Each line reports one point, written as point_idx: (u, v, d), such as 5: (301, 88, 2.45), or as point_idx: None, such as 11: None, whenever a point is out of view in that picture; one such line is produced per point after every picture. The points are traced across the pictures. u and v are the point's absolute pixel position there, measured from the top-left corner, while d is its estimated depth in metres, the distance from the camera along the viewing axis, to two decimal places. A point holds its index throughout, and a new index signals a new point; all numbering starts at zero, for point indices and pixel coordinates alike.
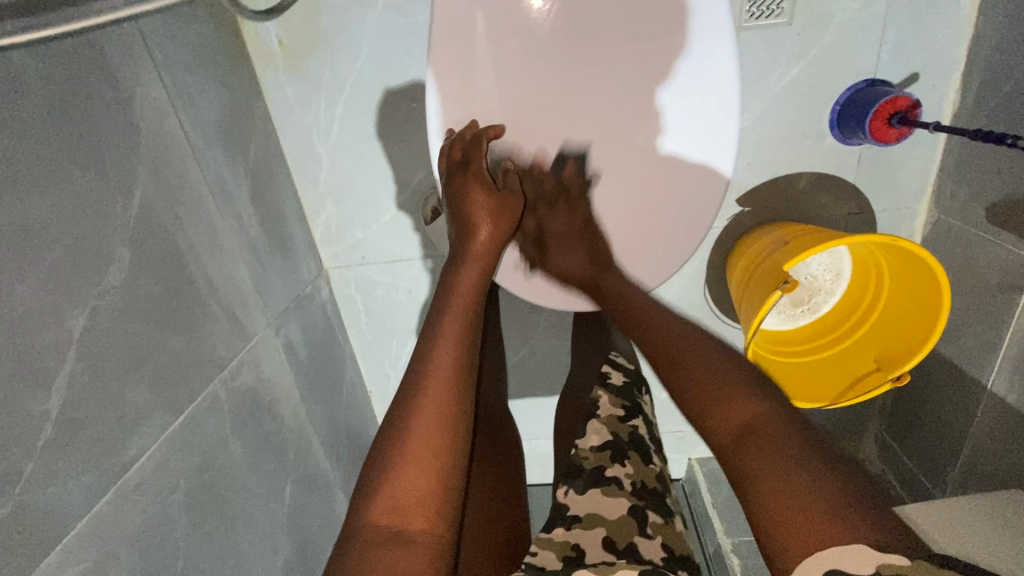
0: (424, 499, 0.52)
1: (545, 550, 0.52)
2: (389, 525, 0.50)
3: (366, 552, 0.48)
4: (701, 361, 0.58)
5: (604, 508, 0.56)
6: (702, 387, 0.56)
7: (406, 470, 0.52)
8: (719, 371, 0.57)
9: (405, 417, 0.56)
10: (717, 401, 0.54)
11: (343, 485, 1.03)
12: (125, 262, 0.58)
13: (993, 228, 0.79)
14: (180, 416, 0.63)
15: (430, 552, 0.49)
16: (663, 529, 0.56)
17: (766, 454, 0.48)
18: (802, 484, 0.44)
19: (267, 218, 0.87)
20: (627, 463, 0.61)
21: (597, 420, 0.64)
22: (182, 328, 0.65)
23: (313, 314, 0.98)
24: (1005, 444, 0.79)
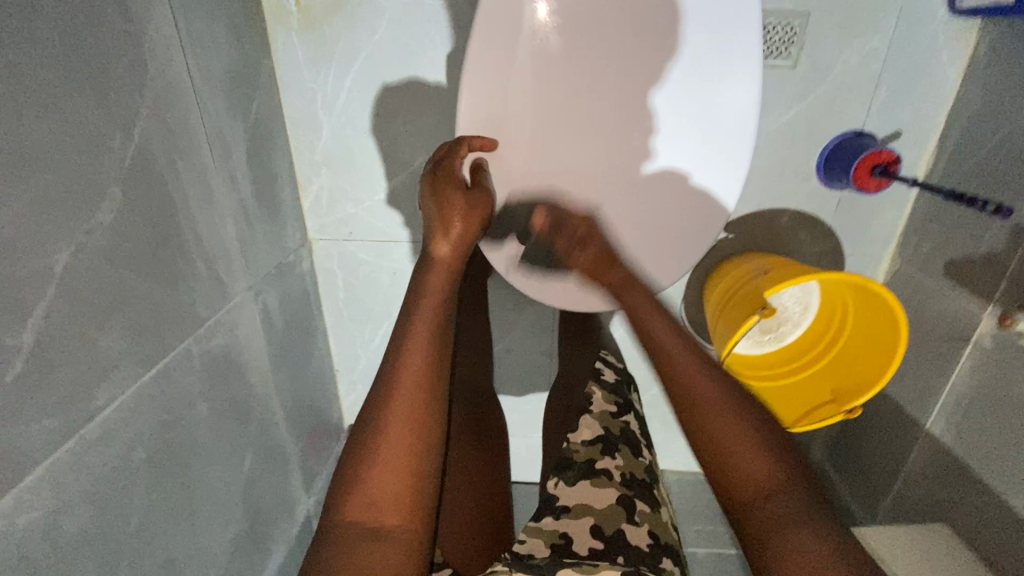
0: (398, 497, 0.51)
1: (534, 539, 0.53)
2: (365, 522, 0.50)
3: (343, 548, 0.49)
4: (719, 408, 0.57)
5: (593, 499, 0.57)
6: (718, 438, 0.55)
7: (380, 468, 0.52)
8: (734, 417, 0.56)
9: (378, 414, 0.54)
10: (737, 454, 0.54)
11: (300, 460, 1.01)
12: (116, 202, 0.55)
13: (949, 282, 0.86)
14: (152, 369, 0.61)
15: (404, 549, 0.49)
16: (651, 518, 0.57)
17: (789, 527, 0.49)
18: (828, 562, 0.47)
19: (261, 179, 0.84)
20: (617, 455, 0.62)
21: (589, 415, 0.66)
22: (164, 279, 0.63)
23: (292, 283, 0.96)
24: (937, 481, 0.86)
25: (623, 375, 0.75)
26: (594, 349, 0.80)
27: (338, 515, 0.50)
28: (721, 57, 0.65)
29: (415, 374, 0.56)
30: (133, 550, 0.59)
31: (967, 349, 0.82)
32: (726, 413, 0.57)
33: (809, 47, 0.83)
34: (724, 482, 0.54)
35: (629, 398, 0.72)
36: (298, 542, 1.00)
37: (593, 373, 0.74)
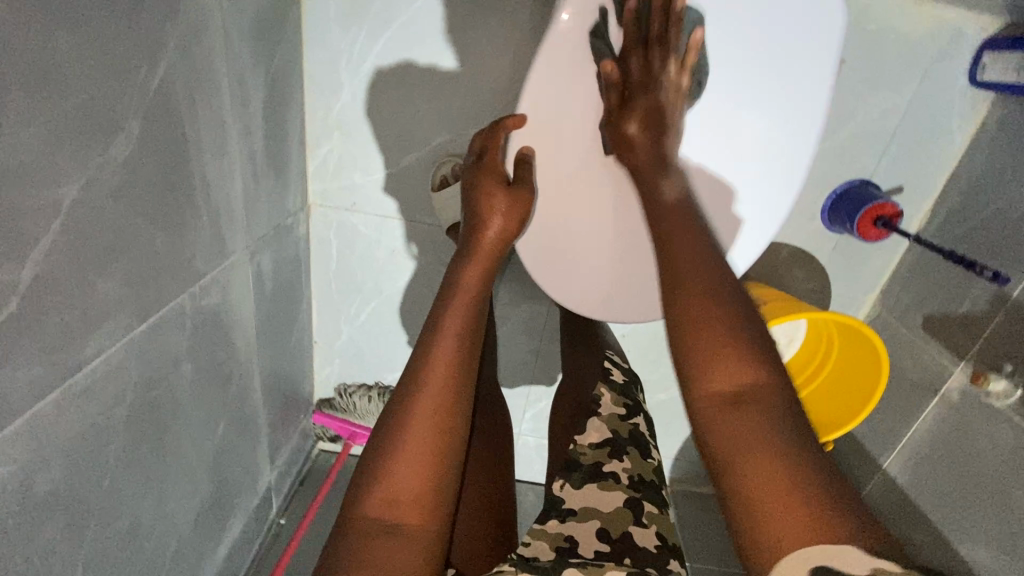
0: (415, 497, 0.56)
1: (539, 540, 0.53)
2: (384, 518, 0.55)
3: (363, 541, 0.54)
4: (714, 302, 0.49)
5: (600, 502, 0.58)
6: (702, 333, 0.48)
7: (399, 472, 0.57)
8: (725, 318, 0.48)
9: (402, 420, 0.59)
10: (713, 359, 0.47)
11: (269, 431, 0.97)
12: (133, 138, 0.51)
13: (924, 335, 0.91)
14: (144, 322, 0.57)
15: (419, 545, 0.55)
16: (658, 519, 0.59)
17: (758, 442, 0.43)
18: (794, 488, 0.41)
19: (274, 134, 0.80)
20: (624, 459, 0.63)
21: (596, 419, 0.66)
22: (169, 227, 0.58)
23: (287, 247, 0.91)
24: (886, 518, 0.92)
25: (631, 375, 0.75)
26: (599, 353, 0.79)
27: (358, 510, 0.56)
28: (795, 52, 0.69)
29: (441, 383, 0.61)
30: (101, 513, 0.55)
31: (933, 400, 0.87)
32: (718, 309, 0.49)
33: (836, 93, 0.85)
34: (694, 380, 0.47)
35: (636, 399, 0.72)
36: (256, 515, 0.96)
37: (603, 373, 0.74)
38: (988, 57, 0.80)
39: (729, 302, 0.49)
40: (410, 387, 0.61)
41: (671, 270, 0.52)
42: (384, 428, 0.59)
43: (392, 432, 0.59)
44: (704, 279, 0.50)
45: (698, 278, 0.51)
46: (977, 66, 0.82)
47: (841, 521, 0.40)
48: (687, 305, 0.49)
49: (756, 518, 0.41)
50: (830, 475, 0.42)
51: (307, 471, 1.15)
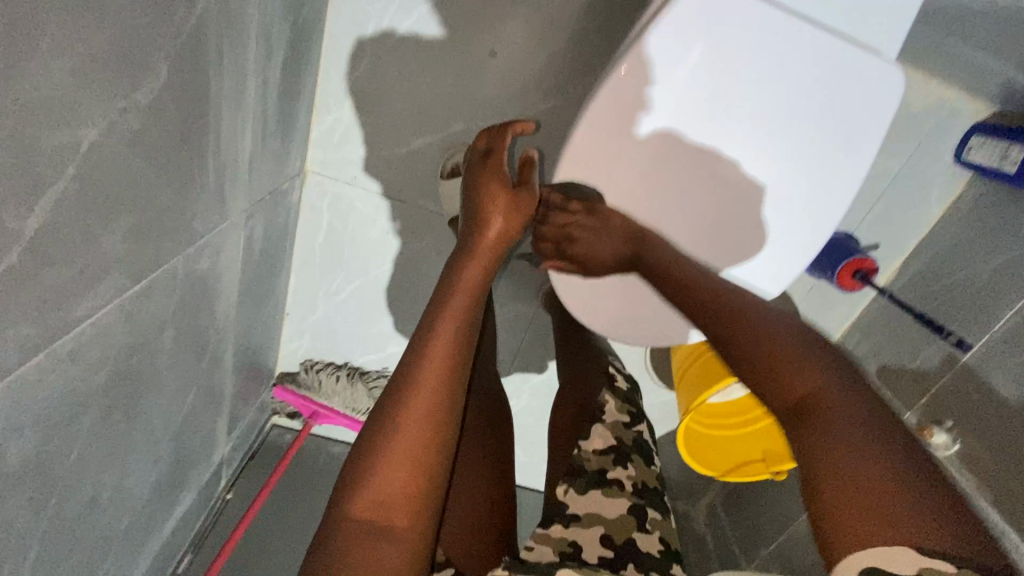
0: (402, 499, 0.56)
1: (542, 545, 0.59)
2: (372, 522, 0.55)
3: (349, 545, 0.53)
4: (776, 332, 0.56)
5: (605, 508, 0.63)
6: (767, 362, 0.54)
7: (387, 473, 0.56)
8: (788, 341, 0.55)
9: (389, 418, 0.59)
10: (782, 374, 0.53)
11: (231, 403, 0.91)
12: (159, 82, 0.46)
13: (876, 382, 0.99)
14: (137, 284, 0.51)
15: (405, 548, 0.55)
16: (660, 524, 0.65)
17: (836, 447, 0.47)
18: (871, 489, 0.44)
19: (288, 93, 0.74)
20: (628, 466, 0.68)
21: (602, 426, 0.71)
22: (177, 182, 0.53)
23: (278, 213, 0.85)
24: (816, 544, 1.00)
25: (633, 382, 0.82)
26: (601, 363, 0.82)
27: (345, 513, 0.55)
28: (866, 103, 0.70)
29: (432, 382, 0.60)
30: (64, 487, 0.49)
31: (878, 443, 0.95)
32: (780, 335, 0.55)
33: None
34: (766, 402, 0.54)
35: (640, 407, 0.78)
36: (205, 490, 0.90)
37: (609, 380, 0.80)
38: (975, 140, 0.87)
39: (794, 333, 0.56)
40: (401, 387, 0.60)
41: (736, 304, 0.60)
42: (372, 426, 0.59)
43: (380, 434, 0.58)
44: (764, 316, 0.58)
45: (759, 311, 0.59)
46: (963, 146, 0.89)
47: (908, 517, 0.42)
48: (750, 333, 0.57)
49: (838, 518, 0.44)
50: (899, 470, 0.44)
51: (259, 446, 1.09)
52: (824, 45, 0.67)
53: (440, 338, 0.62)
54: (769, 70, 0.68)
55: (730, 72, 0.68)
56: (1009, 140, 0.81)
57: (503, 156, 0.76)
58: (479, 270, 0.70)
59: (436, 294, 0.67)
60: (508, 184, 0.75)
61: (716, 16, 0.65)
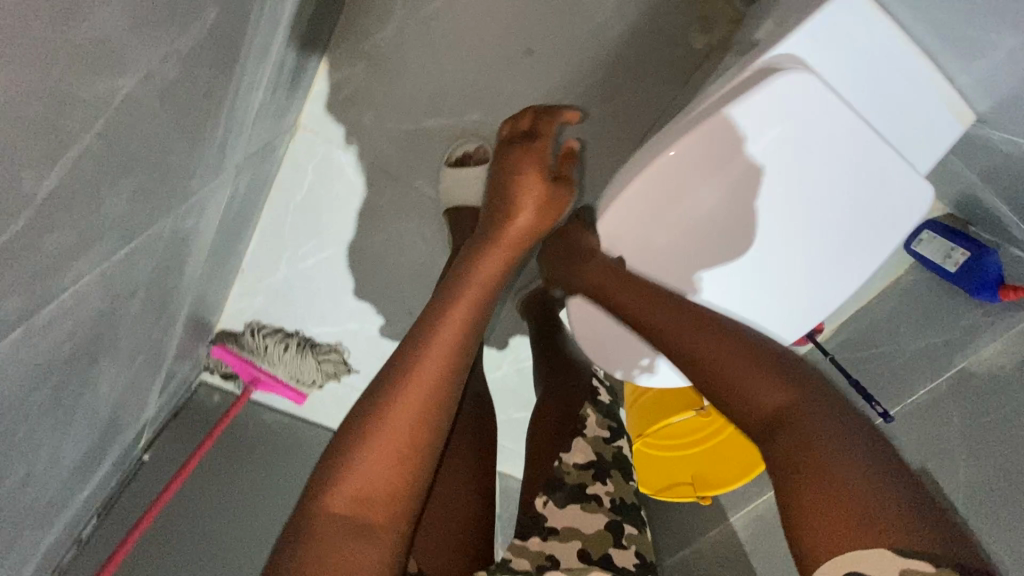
0: (390, 493, 0.51)
1: (520, 557, 0.60)
2: (355, 517, 0.49)
3: (322, 537, 0.48)
4: (702, 337, 0.53)
5: (582, 523, 0.65)
6: (721, 375, 0.50)
7: (374, 460, 0.51)
8: (734, 350, 0.50)
9: (383, 401, 0.54)
10: (738, 386, 0.48)
11: (170, 361, 0.82)
12: (205, 28, 0.39)
13: None
14: (126, 246, 0.44)
15: (385, 546, 0.50)
16: (637, 539, 0.67)
17: (792, 444, 0.43)
18: (817, 486, 0.40)
19: (307, 44, 0.67)
20: (607, 482, 0.71)
21: (582, 440, 0.74)
22: (191, 137, 0.46)
23: (263, 168, 0.77)
24: (718, 562, 1.12)
25: (614, 399, 0.86)
26: (584, 375, 0.86)
27: (324, 505, 0.49)
28: (884, 223, 0.64)
29: (431, 376, 0.56)
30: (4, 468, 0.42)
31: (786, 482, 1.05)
32: (735, 344, 0.51)
33: None
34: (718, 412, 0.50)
35: (620, 422, 0.82)
36: (126, 451, 0.81)
37: (592, 395, 0.83)
38: (925, 234, 0.92)
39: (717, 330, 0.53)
40: (399, 366, 0.55)
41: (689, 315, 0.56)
42: (361, 410, 0.54)
43: (369, 417, 0.53)
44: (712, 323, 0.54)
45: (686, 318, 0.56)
46: (914, 237, 0.94)
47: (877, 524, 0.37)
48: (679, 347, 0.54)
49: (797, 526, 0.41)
50: (863, 470, 0.40)
51: (184, 404, 1.00)
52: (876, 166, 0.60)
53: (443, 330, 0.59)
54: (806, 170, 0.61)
55: (776, 161, 0.61)
56: (954, 241, 0.87)
57: (549, 142, 0.71)
58: (495, 263, 0.67)
59: (450, 281, 0.64)
60: (547, 176, 0.70)
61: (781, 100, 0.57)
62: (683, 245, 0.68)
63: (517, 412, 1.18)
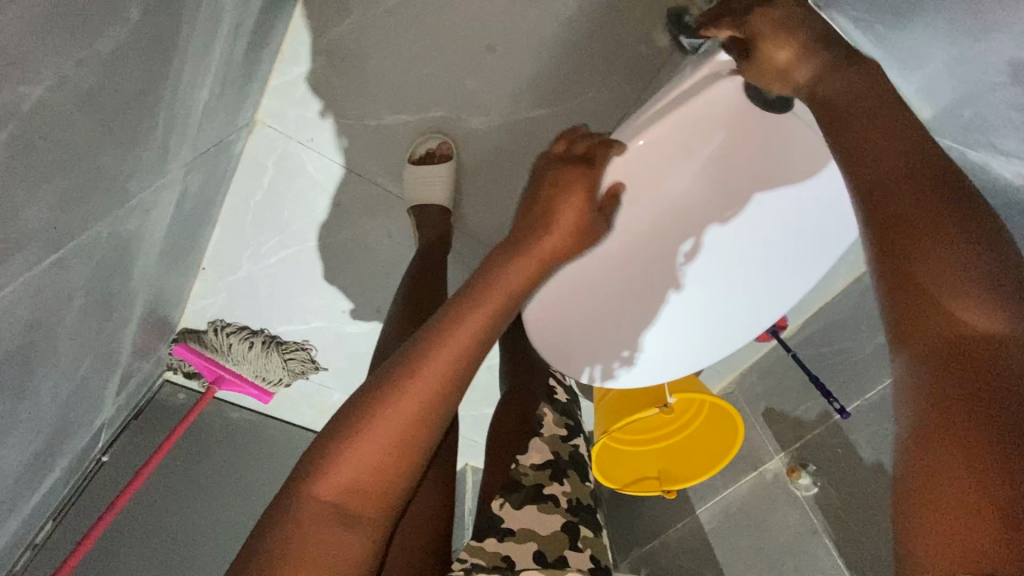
0: (380, 487, 0.51)
1: (476, 556, 0.60)
2: (341, 505, 0.49)
3: (306, 524, 0.48)
4: (928, 216, 0.40)
5: (538, 525, 0.67)
6: (928, 270, 0.39)
7: (366, 449, 0.50)
8: (953, 236, 0.38)
9: (388, 391, 0.52)
10: (939, 294, 0.38)
11: (126, 363, 0.80)
12: (127, 29, 0.37)
13: (761, 421, 1.12)
14: (55, 255, 0.43)
15: (365, 537, 0.50)
16: (591, 542, 0.69)
17: (973, 403, 0.33)
18: (963, 467, 0.31)
19: (256, 38, 0.64)
20: (563, 483, 0.74)
21: (540, 440, 0.76)
22: (122, 140, 0.44)
23: (217, 166, 0.75)
24: (684, 551, 1.14)
25: (572, 395, 0.88)
26: (545, 374, 0.87)
27: (314, 489, 0.49)
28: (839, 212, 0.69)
29: (438, 374, 0.53)
30: None
31: (752, 474, 1.08)
32: (958, 225, 0.38)
33: None
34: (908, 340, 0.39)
35: (576, 421, 0.84)
36: (81, 454, 0.79)
37: (550, 393, 0.85)
38: None
39: (975, 237, 0.37)
40: (406, 361, 0.53)
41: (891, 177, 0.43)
42: (366, 394, 0.53)
43: (369, 408, 0.51)
44: (925, 187, 0.41)
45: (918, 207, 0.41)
46: None
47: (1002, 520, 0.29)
48: (894, 224, 0.41)
49: (906, 494, 0.34)
50: None
51: (147, 404, 0.98)
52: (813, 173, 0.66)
53: (464, 330, 0.55)
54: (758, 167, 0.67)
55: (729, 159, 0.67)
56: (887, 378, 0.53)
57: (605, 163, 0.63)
58: (522, 274, 0.61)
59: (474, 279, 0.60)
60: (591, 202, 0.63)
61: (719, 111, 0.61)
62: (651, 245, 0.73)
63: (488, 406, 1.19)
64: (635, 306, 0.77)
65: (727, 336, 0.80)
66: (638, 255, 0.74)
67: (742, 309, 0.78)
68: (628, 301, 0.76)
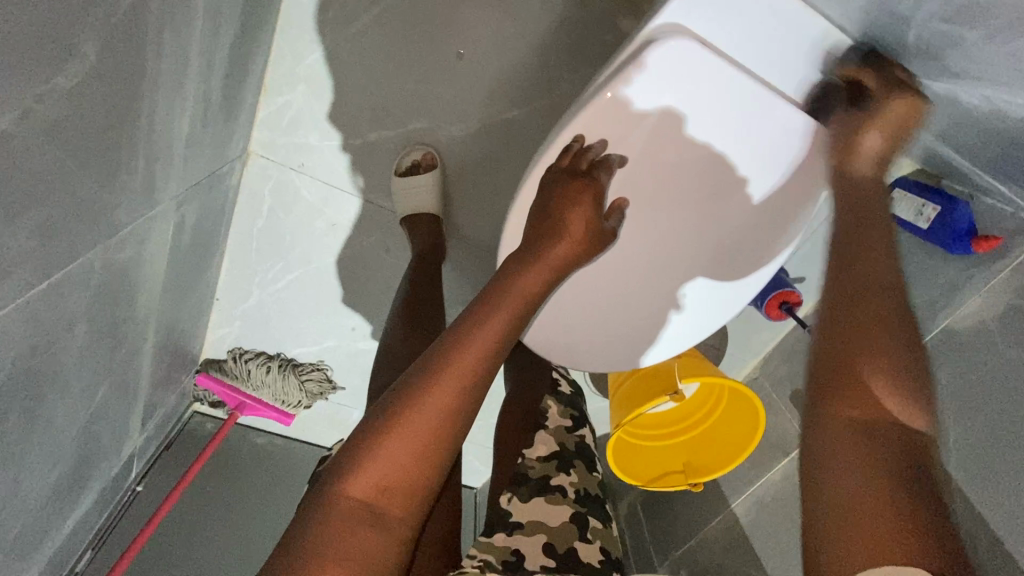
0: (411, 485, 0.50)
1: (486, 553, 0.62)
2: (369, 505, 0.49)
3: (338, 525, 0.48)
4: (875, 298, 0.52)
5: (548, 517, 0.68)
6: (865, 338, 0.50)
7: (393, 451, 0.50)
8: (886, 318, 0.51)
9: (413, 393, 0.52)
10: (866, 356, 0.49)
11: (148, 393, 0.85)
12: (85, 65, 0.41)
13: (788, 404, 1.07)
14: (46, 282, 0.46)
15: (394, 537, 0.49)
16: (600, 534, 0.70)
17: (884, 438, 0.45)
18: (873, 481, 0.43)
19: (233, 74, 0.68)
20: (570, 473, 0.74)
21: (544, 432, 0.78)
22: (98, 170, 0.48)
23: (215, 198, 0.79)
24: (722, 549, 1.09)
25: (576, 387, 0.88)
26: (545, 369, 0.88)
27: (344, 487, 0.49)
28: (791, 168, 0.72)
29: (462, 376, 0.54)
30: None
31: (783, 459, 1.03)
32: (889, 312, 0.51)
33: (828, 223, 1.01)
34: (831, 403, 0.48)
35: (580, 410, 0.85)
36: (113, 484, 0.84)
37: (552, 386, 0.86)
38: (897, 192, 0.94)
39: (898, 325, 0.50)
40: (430, 364, 0.54)
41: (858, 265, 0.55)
42: (391, 396, 0.53)
43: (394, 411, 0.52)
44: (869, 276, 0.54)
45: (871, 314, 0.51)
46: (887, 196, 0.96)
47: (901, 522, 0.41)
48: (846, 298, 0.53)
49: (829, 501, 0.44)
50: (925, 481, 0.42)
51: (177, 434, 1.03)
52: (777, 122, 0.67)
53: (483, 334, 0.56)
54: (721, 126, 0.68)
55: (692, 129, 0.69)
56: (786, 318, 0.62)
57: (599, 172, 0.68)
58: (538, 280, 0.62)
59: (494, 284, 0.61)
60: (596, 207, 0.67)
61: (676, 70, 0.63)
62: (634, 226, 0.77)
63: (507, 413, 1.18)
64: (626, 286, 0.81)
65: (715, 311, 0.83)
66: (623, 236, 0.78)
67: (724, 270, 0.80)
68: (619, 281, 0.81)
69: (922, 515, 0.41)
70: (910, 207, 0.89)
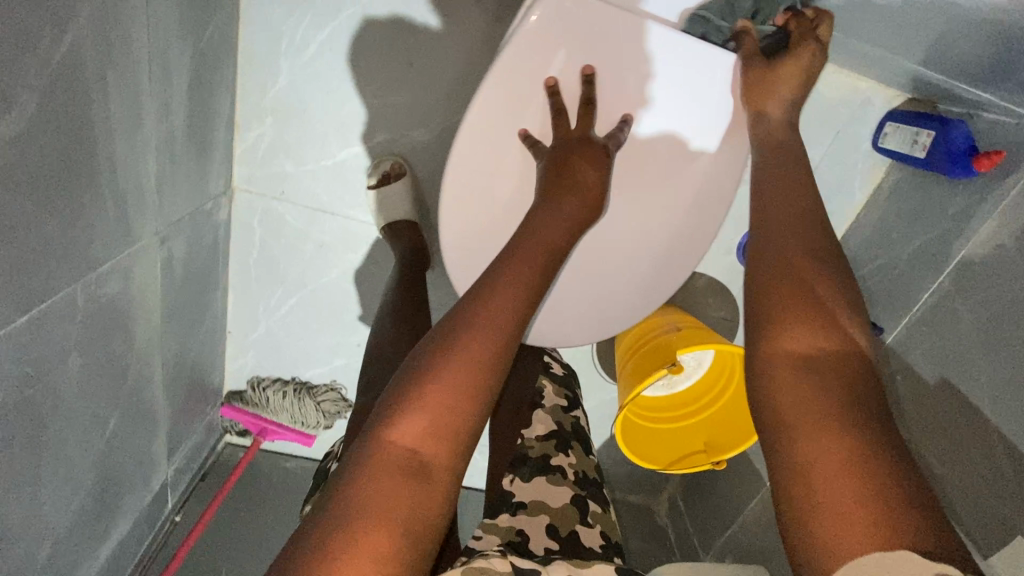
0: (451, 436, 0.47)
1: (490, 533, 0.60)
2: (410, 454, 0.45)
3: (380, 472, 0.44)
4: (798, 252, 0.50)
5: (548, 498, 0.66)
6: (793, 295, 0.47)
7: (433, 397, 0.47)
8: (813, 274, 0.48)
9: (450, 338, 0.50)
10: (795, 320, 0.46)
11: (170, 424, 0.90)
12: (28, 113, 0.45)
13: None
14: (28, 315, 0.51)
15: (435, 490, 0.45)
16: (600, 518, 0.68)
17: (830, 405, 0.42)
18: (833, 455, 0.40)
19: (196, 114, 0.74)
20: (569, 453, 0.73)
21: (542, 411, 0.77)
22: (62, 209, 0.52)
23: (204, 233, 0.85)
24: (762, 530, 1.02)
25: (569, 368, 0.88)
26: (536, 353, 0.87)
27: (387, 433, 0.46)
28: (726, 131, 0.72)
29: (496, 322, 0.51)
30: None
31: None
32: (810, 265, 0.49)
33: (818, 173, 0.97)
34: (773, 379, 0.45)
35: (575, 391, 0.84)
36: (148, 513, 0.89)
37: (544, 366, 0.85)
38: (889, 127, 0.90)
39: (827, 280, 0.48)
40: (462, 314, 0.51)
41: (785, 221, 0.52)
42: (427, 344, 0.51)
43: (430, 358, 0.49)
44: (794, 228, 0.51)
45: (802, 258, 0.49)
46: (880, 133, 0.92)
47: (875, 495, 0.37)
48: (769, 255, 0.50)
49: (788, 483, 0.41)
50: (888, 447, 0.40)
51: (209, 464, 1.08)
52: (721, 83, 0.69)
53: (510, 282, 0.54)
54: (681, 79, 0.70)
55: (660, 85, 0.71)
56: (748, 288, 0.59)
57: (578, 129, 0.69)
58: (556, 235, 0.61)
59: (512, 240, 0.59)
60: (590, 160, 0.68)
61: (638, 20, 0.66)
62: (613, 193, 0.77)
63: None
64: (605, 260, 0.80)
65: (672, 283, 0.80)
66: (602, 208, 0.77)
67: (697, 223, 0.78)
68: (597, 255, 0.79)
69: (894, 484, 0.38)
70: (906, 136, 0.86)
